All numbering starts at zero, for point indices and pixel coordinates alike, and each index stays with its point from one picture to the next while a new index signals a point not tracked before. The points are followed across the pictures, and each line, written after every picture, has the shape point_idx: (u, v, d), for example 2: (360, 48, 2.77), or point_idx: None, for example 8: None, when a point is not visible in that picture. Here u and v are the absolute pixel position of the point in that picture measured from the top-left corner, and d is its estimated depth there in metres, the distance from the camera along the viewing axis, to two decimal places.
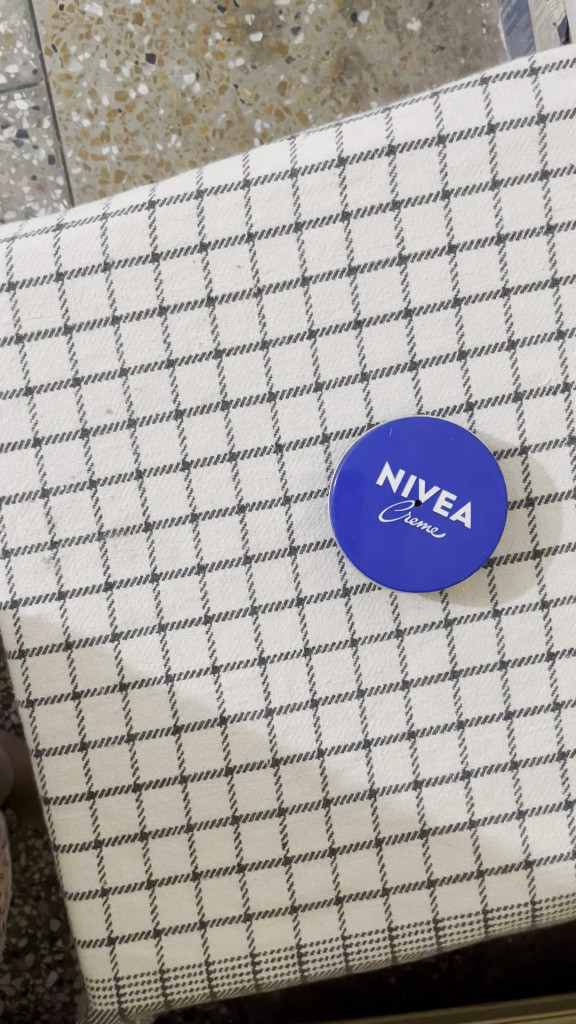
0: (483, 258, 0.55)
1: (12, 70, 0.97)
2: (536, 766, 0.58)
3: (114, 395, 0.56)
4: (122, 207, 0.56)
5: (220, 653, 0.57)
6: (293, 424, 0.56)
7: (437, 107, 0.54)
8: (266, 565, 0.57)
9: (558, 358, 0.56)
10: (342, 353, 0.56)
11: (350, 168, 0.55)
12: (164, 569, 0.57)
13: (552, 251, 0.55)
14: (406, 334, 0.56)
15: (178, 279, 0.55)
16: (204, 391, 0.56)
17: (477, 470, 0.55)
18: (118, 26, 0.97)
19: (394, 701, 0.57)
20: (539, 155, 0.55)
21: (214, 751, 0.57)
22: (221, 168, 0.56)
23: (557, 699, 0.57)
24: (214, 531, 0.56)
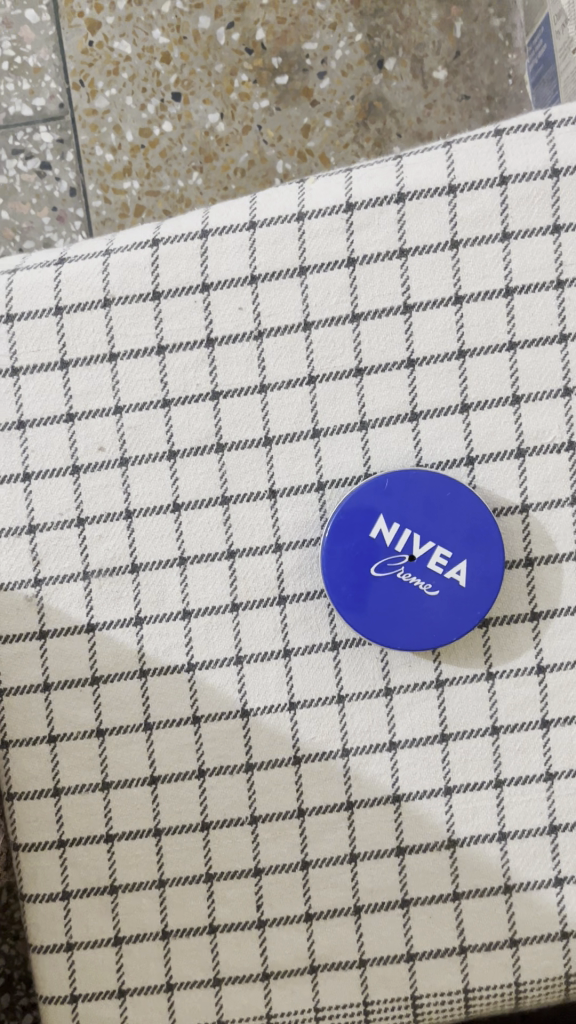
0: (490, 310, 0.54)
1: (38, 102, 0.96)
2: (526, 839, 0.55)
3: (107, 433, 0.55)
4: (126, 244, 0.55)
5: (202, 703, 0.55)
6: (288, 469, 0.55)
7: (449, 157, 0.54)
8: (254, 613, 0.55)
9: (564, 415, 0.54)
10: (342, 401, 0.55)
11: (357, 214, 0.54)
12: (148, 613, 0.55)
13: (561, 307, 0.54)
14: (408, 383, 0.54)
15: (178, 318, 0.55)
16: (199, 432, 0.55)
17: (473, 527, 0.52)
18: (146, 64, 0.96)
19: (379, 762, 0.55)
20: (551, 208, 0.53)
21: (191, 804, 0.55)
22: (227, 209, 0.55)
23: (551, 769, 0.55)
24: (202, 576, 0.55)
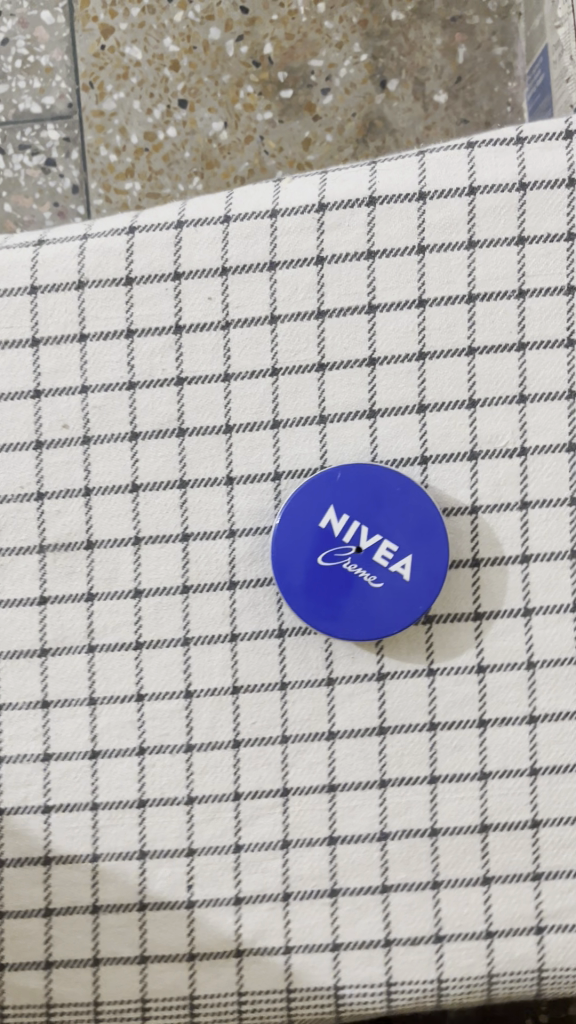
0: (452, 315, 0.55)
1: (47, 101, 0.99)
2: (456, 836, 0.55)
3: (72, 412, 0.56)
4: (103, 230, 0.57)
5: (147, 682, 0.56)
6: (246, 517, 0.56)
7: (421, 165, 0.55)
8: (203, 596, 0.56)
9: (518, 421, 0.55)
10: (303, 394, 0.56)
11: (329, 214, 0.55)
12: (100, 590, 0.56)
13: (521, 316, 0.55)
14: (368, 382, 0.56)
15: (148, 304, 0.56)
16: (161, 416, 0.56)
17: (420, 523, 0.53)
18: (155, 70, 0.98)
19: (317, 751, 0.56)
20: (517, 220, 0.55)
21: (129, 780, 0.56)
22: (204, 202, 0.56)
23: (485, 768, 0.55)
24: (156, 557, 0.56)
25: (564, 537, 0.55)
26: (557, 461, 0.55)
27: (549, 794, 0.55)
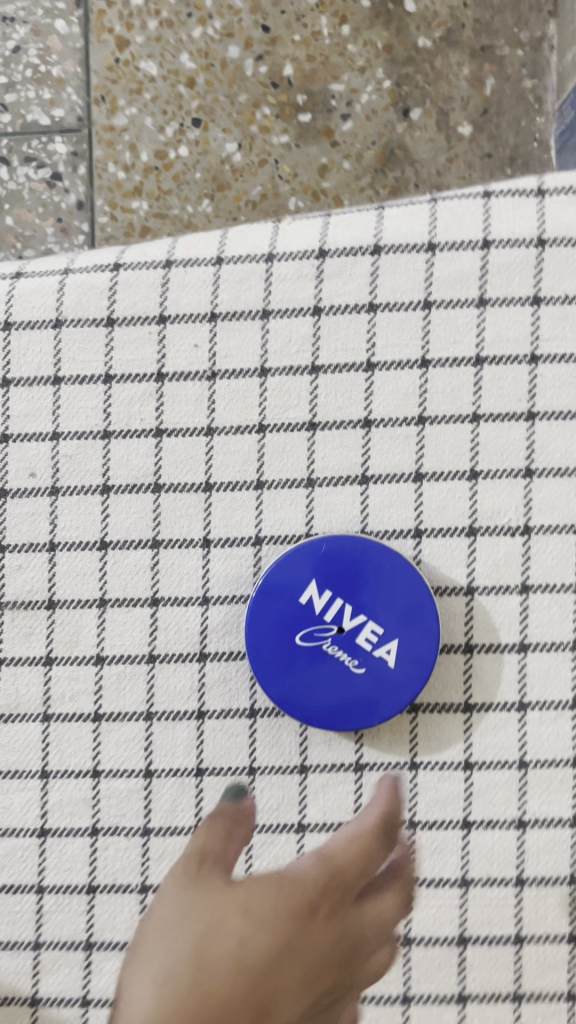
0: (457, 379, 0.51)
1: (57, 112, 0.86)
2: (431, 947, 0.50)
3: (41, 459, 0.52)
4: (86, 264, 0.52)
5: (105, 758, 0.52)
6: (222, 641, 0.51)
7: (433, 213, 0.51)
8: (171, 667, 0.51)
9: (523, 497, 0.51)
10: (291, 454, 0.52)
11: (329, 261, 0.51)
12: (60, 654, 0.52)
13: (532, 384, 0.51)
14: (362, 445, 0.51)
15: (130, 349, 0.52)
16: (136, 469, 0.52)
17: (409, 607, 0.49)
18: (169, 85, 0.85)
19: (285, 844, 0.51)
20: (533, 279, 0.51)
21: (79, 863, 0.52)
22: (196, 241, 0.52)
23: (467, 875, 0.50)
24: (121, 622, 0.52)
25: (566, 628, 0.51)
26: (563, 543, 0.51)
27: (536, 908, 0.50)
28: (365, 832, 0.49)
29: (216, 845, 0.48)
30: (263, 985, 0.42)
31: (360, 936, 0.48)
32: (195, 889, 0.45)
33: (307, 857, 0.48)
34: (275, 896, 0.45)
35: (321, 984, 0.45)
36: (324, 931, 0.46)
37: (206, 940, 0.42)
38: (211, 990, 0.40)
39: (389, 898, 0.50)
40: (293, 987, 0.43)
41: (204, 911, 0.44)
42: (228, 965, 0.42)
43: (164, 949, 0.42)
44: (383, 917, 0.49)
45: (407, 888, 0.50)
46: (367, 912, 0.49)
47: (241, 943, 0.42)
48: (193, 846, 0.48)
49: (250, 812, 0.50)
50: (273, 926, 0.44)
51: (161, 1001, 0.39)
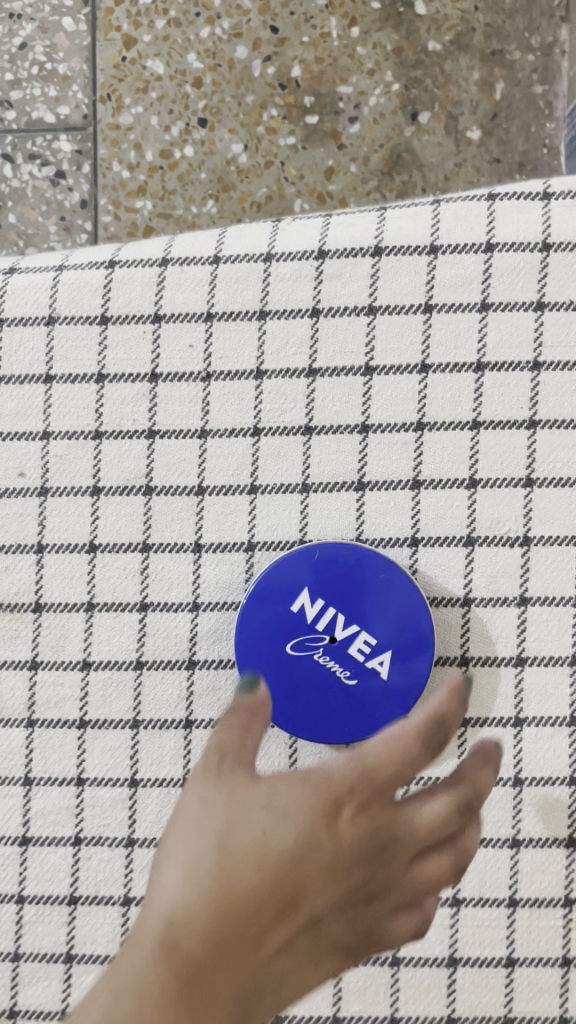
0: (458, 385, 0.50)
1: (62, 109, 0.81)
2: (420, 968, 0.49)
3: (30, 459, 0.51)
4: (80, 261, 0.51)
5: (89, 766, 0.50)
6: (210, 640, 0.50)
7: (435, 215, 0.50)
8: (158, 674, 0.50)
9: (523, 507, 0.50)
10: (286, 459, 0.50)
11: (328, 262, 0.50)
12: (45, 658, 0.51)
13: (535, 391, 0.49)
14: (358, 450, 0.50)
15: (123, 348, 0.51)
16: (128, 471, 0.51)
17: (404, 617, 0.48)
18: (176, 85, 0.80)
19: None
20: (537, 284, 0.49)
21: (60, 874, 0.50)
22: (193, 239, 0.51)
23: (458, 894, 0.49)
24: (109, 627, 0.51)
25: (565, 643, 0.49)
26: (563, 555, 0.49)
27: (529, 931, 0.49)
28: (410, 728, 0.41)
29: (230, 745, 0.38)
30: (288, 881, 0.36)
31: (396, 839, 0.40)
32: (217, 782, 0.37)
33: (336, 760, 0.40)
34: (304, 794, 0.38)
35: (381, 852, 0.39)
36: (355, 829, 0.38)
37: (226, 841, 0.36)
38: (237, 879, 0.35)
39: (436, 803, 0.41)
40: (324, 876, 0.37)
41: (225, 804, 0.37)
42: (251, 860, 0.36)
43: (186, 840, 0.37)
44: (427, 826, 0.40)
45: (471, 797, 0.42)
46: (409, 818, 0.40)
47: (264, 836, 0.37)
48: (208, 745, 0.39)
49: (265, 705, 0.39)
50: (300, 821, 0.37)
51: (186, 891, 0.35)
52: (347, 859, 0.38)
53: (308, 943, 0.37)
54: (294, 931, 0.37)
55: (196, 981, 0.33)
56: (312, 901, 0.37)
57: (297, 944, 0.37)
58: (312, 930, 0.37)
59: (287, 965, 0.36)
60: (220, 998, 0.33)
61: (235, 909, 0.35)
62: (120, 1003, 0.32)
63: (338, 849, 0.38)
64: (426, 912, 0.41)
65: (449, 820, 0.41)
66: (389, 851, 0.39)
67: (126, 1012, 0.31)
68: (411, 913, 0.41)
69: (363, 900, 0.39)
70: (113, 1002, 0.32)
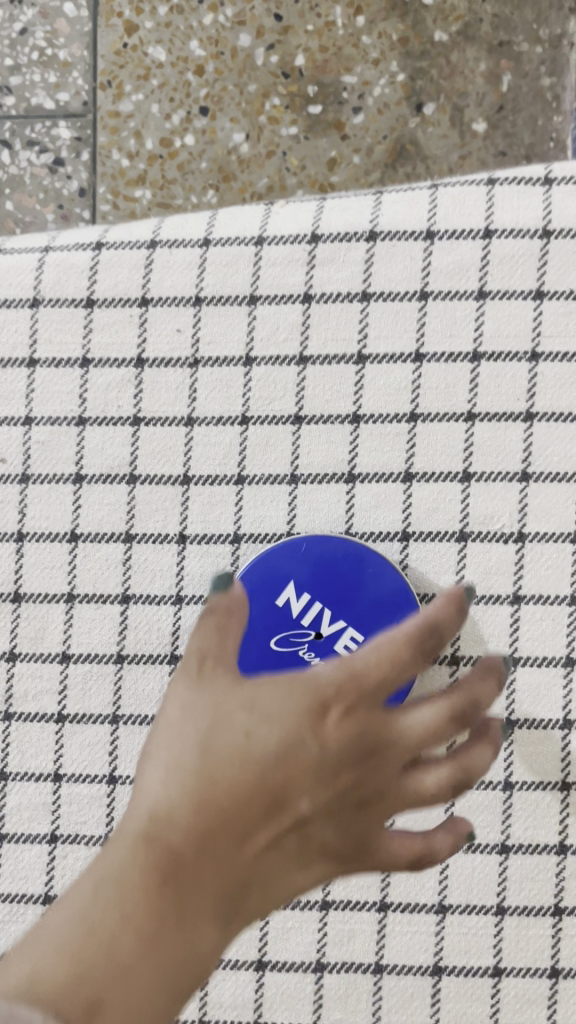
0: (453, 375, 0.48)
1: (62, 97, 0.74)
2: (404, 976, 0.48)
3: (12, 445, 0.50)
4: (67, 242, 0.50)
5: (67, 762, 0.49)
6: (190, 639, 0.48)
7: (433, 199, 0.48)
8: (139, 669, 0.49)
9: (518, 502, 0.48)
10: (274, 448, 0.49)
11: (322, 247, 0.48)
12: (24, 650, 0.49)
13: (532, 383, 0.48)
14: (349, 441, 0.49)
15: (109, 331, 0.49)
16: (112, 458, 0.49)
17: (392, 614, 0.47)
18: (178, 74, 0.73)
19: None
20: (536, 272, 0.48)
21: (36, 871, 0.49)
22: (183, 221, 0.50)
23: (444, 901, 0.47)
24: (89, 619, 0.49)
25: (559, 643, 0.47)
26: (559, 553, 0.48)
27: (517, 940, 0.47)
28: (400, 635, 0.37)
29: (210, 646, 0.37)
30: (274, 778, 0.35)
31: (385, 745, 0.37)
32: (199, 683, 0.37)
33: (327, 662, 0.37)
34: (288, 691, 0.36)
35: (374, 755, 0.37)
36: (342, 733, 0.36)
37: (210, 738, 0.35)
38: (217, 781, 0.34)
39: (429, 710, 0.38)
40: (309, 778, 0.36)
41: (209, 705, 0.36)
42: (234, 761, 0.35)
43: (168, 742, 0.36)
44: (419, 732, 0.37)
45: (466, 711, 0.38)
46: (400, 727, 0.37)
47: (245, 738, 0.35)
48: (191, 648, 0.37)
49: (243, 606, 0.37)
50: (284, 722, 0.35)
51: (167, 791, 0.34)
52: (335, 761, 0.36)
53: (298, 844, 0.36)
54: (280, 831, 0.35)
55: (182, 870, 0.33)
56: (297, 801, 0.36)
57: (282, 844, 0.36)
58: (299, 831, 0.36)
59: (275, 863, 0.36)
60: (204, 896, 0.33)
61: (214, 811, 0.34)
62: (100, 898, 0.32)
63: (324, 752, 0.36)
64: (431, 843, 0.40)
65: (443, 730, 0.38)
66: (377, 758, 0.37)
67: (108, 902, 0.32)
68: (416, 835, 0.40)
69: (354, 803, 0.37)
70: (94, 896, 0.33)
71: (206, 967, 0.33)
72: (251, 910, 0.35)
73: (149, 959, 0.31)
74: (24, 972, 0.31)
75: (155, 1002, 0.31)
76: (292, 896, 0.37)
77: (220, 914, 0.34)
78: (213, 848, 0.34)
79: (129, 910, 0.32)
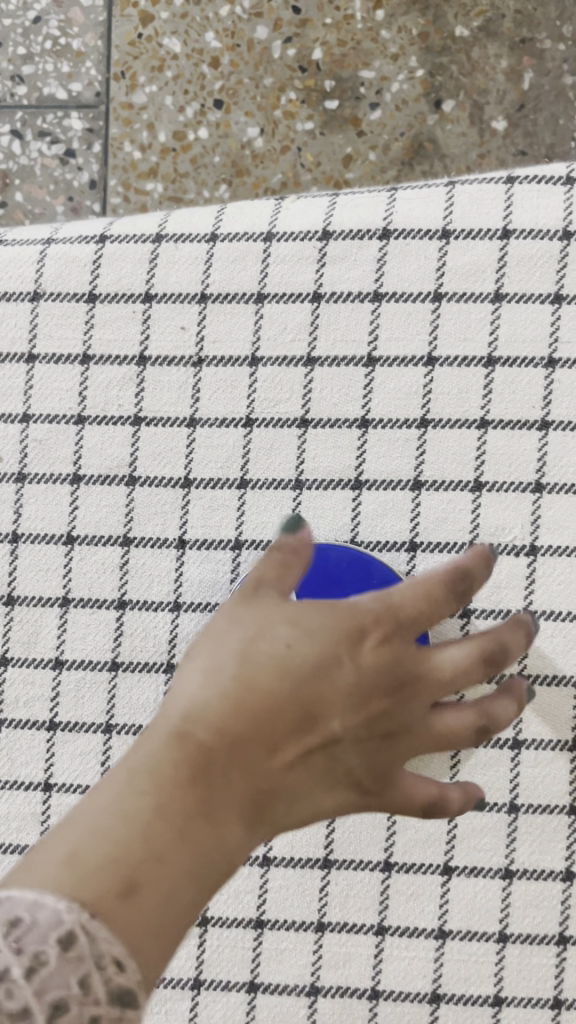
0: (466, 379, 0.46)
1: (75, 87, 0.72)
2: (400, 1003, 0.46)
3: (9, 443, 0.48)
4: (70, 234, 0.48)
5: (58, 771, 0.47)
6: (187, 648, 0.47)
7: (449, 197, 0.46)
8: (134, 677, 0.47)
9: (530, 513, 0.46)
10: (279, 452, 0.47)
11: (332, 244, 0.47)
12: (17, 654, 0.48)
13: (548, 390, 0.46)
14: (357, 446, 0.47)
15: (111, 327, 0.48)
16: (111, 459, 0.48)
17: None
18: (193, 65, 0.71)
19: (247, 878, 0.46)
20: (555, 275, 0.46)
21: None
22: (190, 215, 0.48)
23: (444, 926, 0.46)
24: (84, 624, 0.48)
25: (570, 662, 0.46)
26: (572, 567, 0.46)
27: (519, 969, 0.45)
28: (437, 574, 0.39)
29: (268, 576, 0.37)
30: (312, 691, 0.35)
31: (420, 674, 0.38)
32: (247, 600, 0.37)
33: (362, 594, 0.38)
34: (330, 612, 0.37)
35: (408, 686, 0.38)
36: (377, 657, 0.37)
37: (253, 646, 0.35)
38: (256, 686, 0.34)
39: (457, 647, 0.39)
40: (344, 697, 0.36)
41: (255, 618, 0.36)
42: (275, 667, 0.35)
43: (212, 648, 0.36)
44: (451, 668, 0.39)
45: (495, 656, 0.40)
46: (433, 660, 0.38)
47: (286, 648, 0.35)
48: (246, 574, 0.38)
49: (308, 549, 0.38)
50: (323, 637, 0.36)
51: (206, 691, 0.34)
52: (369, 683, 0.36)
53: (325, 767, 0.36)
54: (311, 747, 0.35)
55: (213, 765, 0.33)
56: (330, 719, 0.36)
57: (312, 760, 0.35)
58: (329, 751, 0.36)
59: (301, 778, 0.35)
60: (234, 798, 0.33)
61: (252, 712, 0.34)
62: (136, 785, 0.32)
63: (361, 673, 0.36)
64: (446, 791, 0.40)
65: (473, 667, 0.39)
66: (408, 687, 0.38)
67: (145, 790, 0.32)
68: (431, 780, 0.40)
69: (383, 733, 0.37)
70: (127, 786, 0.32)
71: (231, 866, 0.33)
72: (278, 823, 0.35)
73: (183, 845, 0.31)
74: (62, 851, 0.30)
75: (185, 893, 0.31)
76: (314, 816, 0.37)
77: (248, 817, 0.34)
78: (247, 751, 0.34)
79: (165, 799, 0.32)
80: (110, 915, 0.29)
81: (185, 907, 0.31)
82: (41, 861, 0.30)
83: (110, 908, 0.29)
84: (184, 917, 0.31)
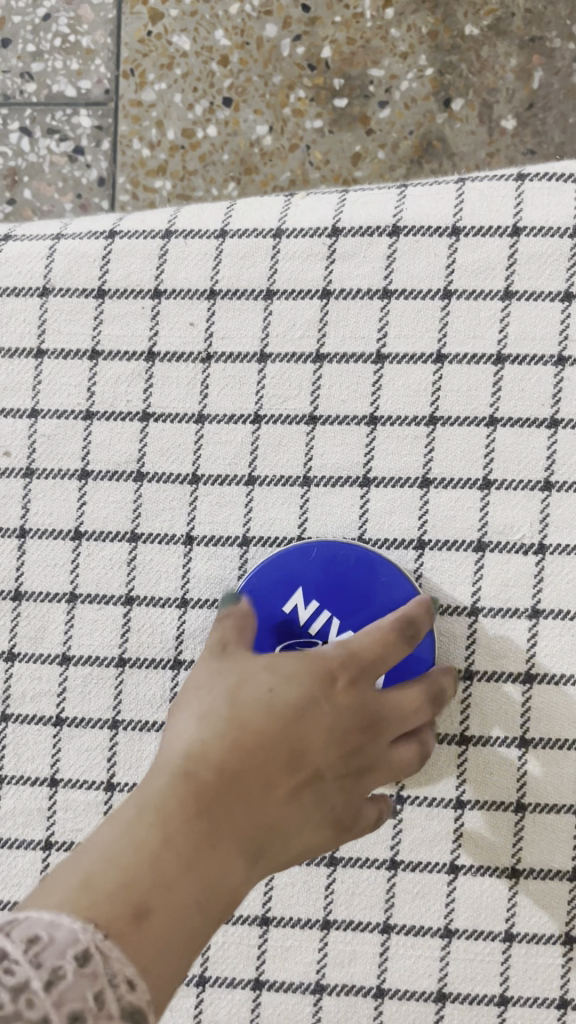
0: (475, 377, 0.46)
1: (84, 85, 0.72)
2: (406, 1002, 0.46)
3: (17, 438, 0.48)
4: (79, 230, 0.48)
5: (64, 766, 0.47)
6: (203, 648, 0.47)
7: (459, 193, 0.46)
8: (141, 673, 0.47)
9: (539, 511, 0.46)
10: (287, 448, 0.47)
11: (342, 241, 0.47)
12: (24, 650, 0.48)
13: (558, 388, 0.46)
14: (365, 443, 0.47)
15: (120, 323, 0.48)
16: (118, 455, 0.48)
17: None
18: (202, 63, 0.71)
19: None
20: (565, 273, 0.46)
21: (28, 879, 0.48)
22: (200, 210, 0.48)
23: (450, 925, 0.46)
24: (91, 620, 0.48)
25: None
26: None
27: (524, 969, 0.45)
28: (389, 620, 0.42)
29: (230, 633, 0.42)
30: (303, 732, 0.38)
31: (396, 712, 0.41)
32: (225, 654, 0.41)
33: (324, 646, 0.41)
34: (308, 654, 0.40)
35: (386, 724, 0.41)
36: (351, 697, 0.40)
37: (242, 689, 0.39)
38: (248, 725, 0.37)
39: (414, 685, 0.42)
40: (331, 733, 0.39)
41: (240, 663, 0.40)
42: (262, 707, 0.38)
43: (200, 695, 0.39)
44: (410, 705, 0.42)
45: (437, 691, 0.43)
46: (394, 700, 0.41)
47: (268, 691, 0.38)
48: (211, 639, 0.42)
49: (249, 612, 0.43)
50: (302, 678, 0.39)
51: (201, 734, 0.37)
52: (354, 720, 0.40)
53: (317, 803, 0.39)
54: (304, 785, 0.38)
55: (213, 801, 0.36)
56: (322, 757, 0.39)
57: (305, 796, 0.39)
58: (321, 787, 0.39)
59: (297, 814, 0.38)
60: (235, 831, 0.36)
61: (248, 751, 0.37)
62: (142, 820, 0.35)
63: (337, 715, 0.39)
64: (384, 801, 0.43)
65: (423, 705, 0.42)
66: (377, 725, 0.40)
67: (151, 822, 0.35)
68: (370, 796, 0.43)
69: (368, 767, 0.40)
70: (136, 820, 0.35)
71: (233, 900, 0.36)
72: (275, 858, 0.38)
73: (188, 874, 0.34)
74: (75, 880, 0.33)
75: (192, 922, 0.34)
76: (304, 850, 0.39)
77: (247, 855, 0.36)
78: (242, 791, 0.37)
79: (170, 833, 0.35)
80: (122, 939, 0.31)
81: (192, 935, 0.34)
82: (56, 889, 0.33)
83: (120, 932, 0.32)
84: (192, 943, 0.34)
